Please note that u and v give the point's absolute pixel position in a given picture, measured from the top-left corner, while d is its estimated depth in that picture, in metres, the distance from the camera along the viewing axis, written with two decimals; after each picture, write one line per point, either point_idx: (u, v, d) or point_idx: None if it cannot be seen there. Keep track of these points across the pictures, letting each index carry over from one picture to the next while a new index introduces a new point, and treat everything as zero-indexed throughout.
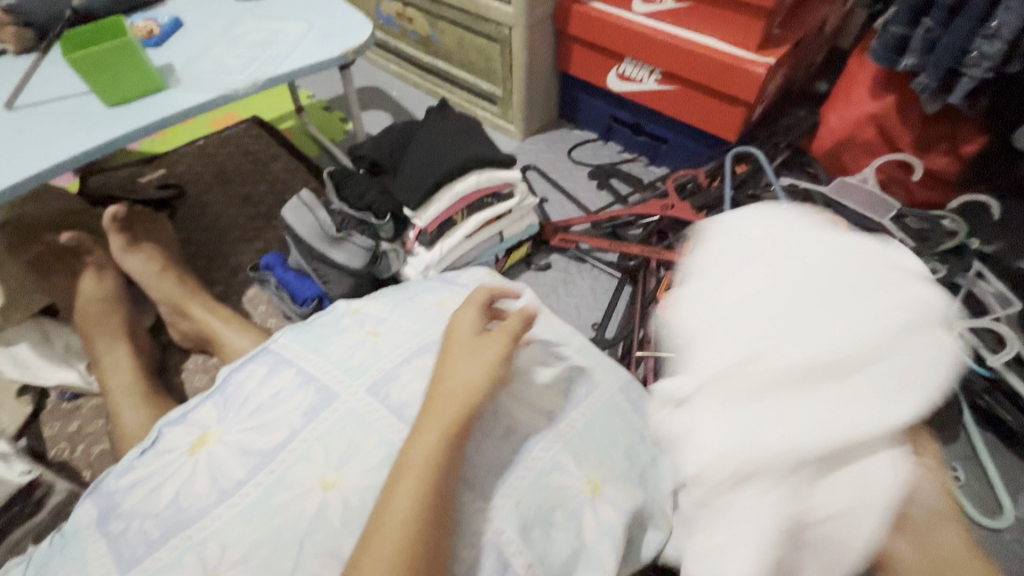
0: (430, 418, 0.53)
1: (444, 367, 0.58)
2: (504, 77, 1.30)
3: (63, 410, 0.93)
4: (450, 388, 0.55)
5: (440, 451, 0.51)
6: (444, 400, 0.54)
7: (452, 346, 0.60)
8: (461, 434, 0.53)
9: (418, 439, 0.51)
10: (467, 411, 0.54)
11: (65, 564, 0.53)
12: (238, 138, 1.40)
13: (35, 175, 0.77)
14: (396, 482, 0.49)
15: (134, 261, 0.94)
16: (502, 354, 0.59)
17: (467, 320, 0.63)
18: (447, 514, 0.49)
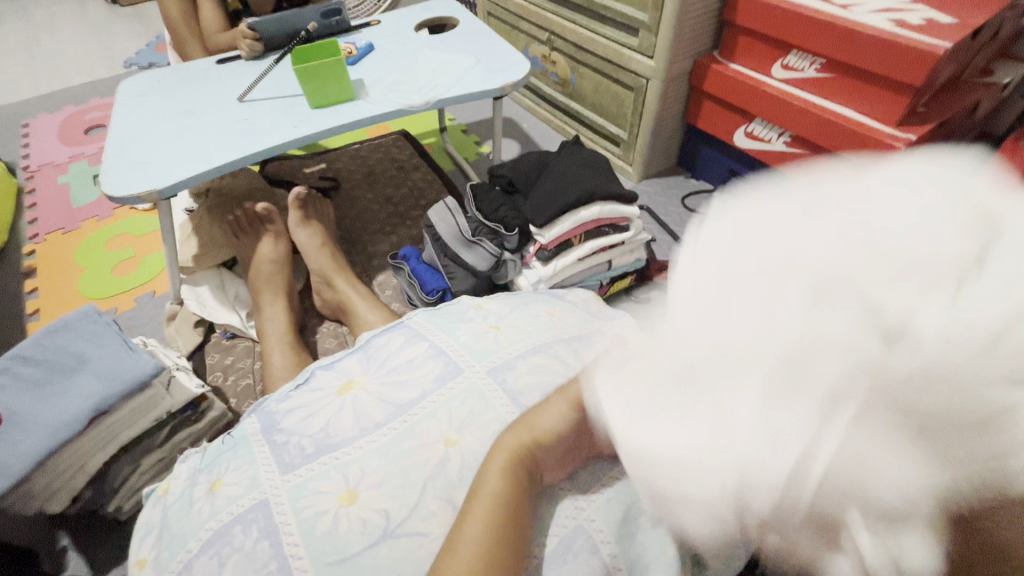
0: (500, 451, 0.57)
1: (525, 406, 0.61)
2: (633, 122, 1.39)
3: (222, 345, 1.11)
4: (522, 427, 0.58)
5: (506, 482, 0.55)
6: (511, 439, 0.58)
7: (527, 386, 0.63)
8: (530, 469, 0.57)
9: (487, 470, 0.56)
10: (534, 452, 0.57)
11: (236, 459, 0.65)
12: (388, 147, 1.61)
13: (253, 154, 0.97)
14: (466, 511, 0.54)
15: (303, 233, 1.14)
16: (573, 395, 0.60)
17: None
18: (516, 541, 0.53)
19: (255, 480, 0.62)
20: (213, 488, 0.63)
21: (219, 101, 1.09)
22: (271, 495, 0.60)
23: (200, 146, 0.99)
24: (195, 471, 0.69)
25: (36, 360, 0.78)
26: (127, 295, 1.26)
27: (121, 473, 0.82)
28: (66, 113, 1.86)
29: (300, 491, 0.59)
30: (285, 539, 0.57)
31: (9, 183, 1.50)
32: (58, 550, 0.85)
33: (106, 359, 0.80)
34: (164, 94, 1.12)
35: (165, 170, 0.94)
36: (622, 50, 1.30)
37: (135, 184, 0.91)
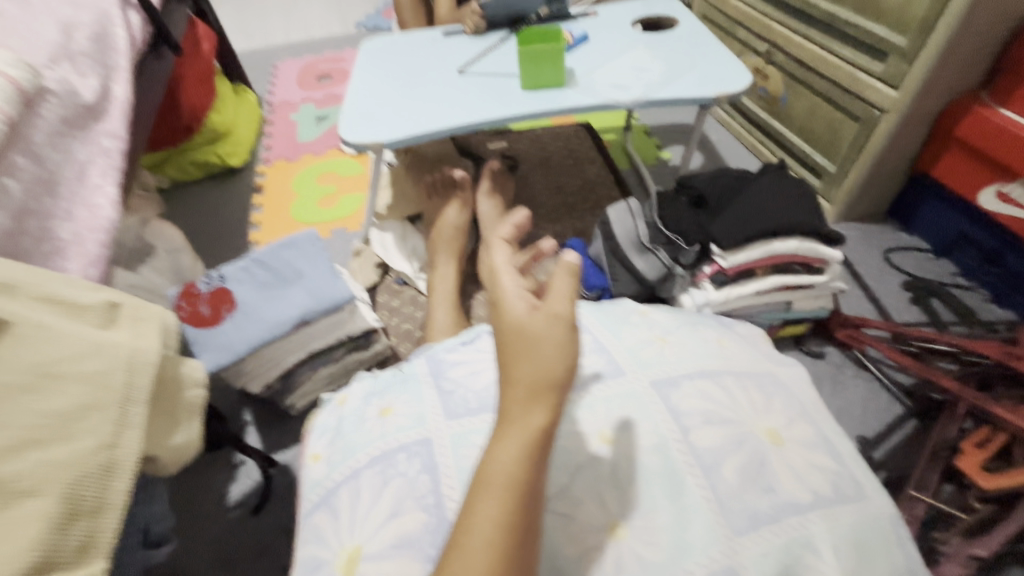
0: (508, 428, 0.51)
1: (512, 362, 0.53)
2: (846, 156, 1.24)
3: (393, 289, 1.23)
4: (519, 389, 0.51)
5: (522, 461, 0.49)
6: (517, 409, 0.51)
7: (506, 339, 0.54)
8: (545, 441, 0.51)
9: (499, 450, 0.50)
10: (545, 417, 0.51)
11: (405, 394, 0.73)
12: (568, 136, 1.64)
13: (462, 125, 1.05)
14: (478, 495, 0.49)
15: (486, 204, 1.21)
16: (562, 346, 0.52)
17: (516, 303, 0.56)
18: (535, 516, 0.49)
19: (422, 417, 0.68)
20: (383, 413, 0.71)
21: (442, 71, 1.19)
22: (434, 436, 0.66)
23: (421, 110, 1.09)
24: (368, 395, 0.77)
25: (268, 266, 0.93)
26: (325, 225, 1.45)
27: (303, 376, 0.96)
28: (305, 61, 2.17)
29: (460, 441, 0.65)
30: (443, 480, 0.62)
31: (257, 113, 1.80)
32: (242, 423, 1.03)
33: (318, 281, 0.92)
34: (397, 57, 1.25)
35: (390, 126, 1.05)
36: (859, 76, 1.16)
37: (364, 135, 1.03)
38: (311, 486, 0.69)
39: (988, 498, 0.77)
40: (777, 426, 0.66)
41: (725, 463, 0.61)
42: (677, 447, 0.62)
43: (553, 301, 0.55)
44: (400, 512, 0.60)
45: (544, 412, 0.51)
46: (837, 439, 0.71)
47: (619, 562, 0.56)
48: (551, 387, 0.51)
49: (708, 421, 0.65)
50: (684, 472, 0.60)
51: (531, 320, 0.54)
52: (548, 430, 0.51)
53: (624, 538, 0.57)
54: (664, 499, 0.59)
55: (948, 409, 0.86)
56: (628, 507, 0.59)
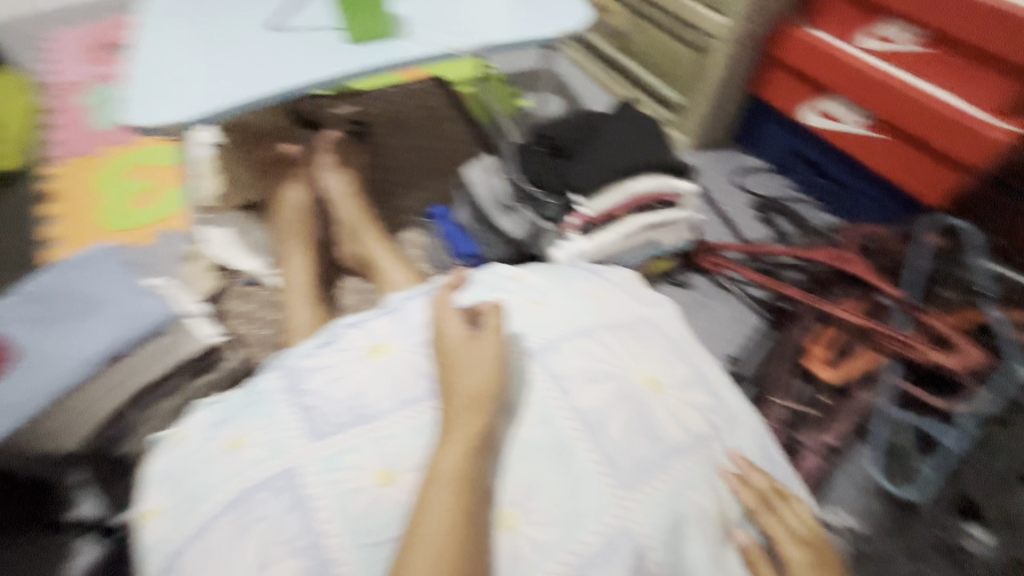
0: (450, 432, 0.54)
1: (452, 377, 0.58)
2: (692, 87, 1.27)
3: (241, 292, 1.07)
4: (460, 399, 0.56)
5: (465, 459, 0.52)
6: (458, 412, 0.55)
7: (447, 356, 0.60)
8: (483, 444, 0.55)
9: (445, 450, 0.53)
10: (484, 418, 0.55)
11: (259, 420, 0.60)
12: (422, 93, 1.51)
13: (281, 91, 0.89)
14: (428, 495, 0.51)
15: (334, 178, 1.07)
16: (496, 360, 0.59)
17: (453, 327, 0.62)
18: (482, 511, 0.52)
19: (282, 446, 0.57)
20: (234, 448, 0.58)
21: (248, 28, 1.00)
22: (300, 464, 0.56)
23: (226, 78, 0.91)
24: (212, 425, 0.62)
25: (69, 296, 0.78)
26: (144, 230, 1.22)
27: (134, 419, 0.80)
28: (87, 29, 1.76)
29: (333, 463, 0.56)
30: (316, 515, 0.53)
31: (26, 100, 1.43)
32: None
33: (122, 304, 0.77)
34: (189, 14, 1.03)
35: (188, 101, 0.86)
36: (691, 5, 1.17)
37: (158, 114, 0.84)
38: (151, 552, 0.57)
39: (836, 390, 0.86)
40: (656, 373, 0.66)
41: (610, 421, 0.59)
42: (563, 414, 0.59)
43: (485, 327, 0.62)
44: (268, 563, 0.51)
45: (484, 415, 0.55)
46: (707, 369, 0.73)
47: (516, 553, 0.52)
48: (487, 396, 0.56)
49: (593, 379, 0.63)
50: (572, 438, 0.58)
51: (466, 342, 0.60)
52: (487, 433, 0.55)
53: (517, 527, 0.53)
54: (556, 473, 0.55)
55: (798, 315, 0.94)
56: (520, 492, 0.55)
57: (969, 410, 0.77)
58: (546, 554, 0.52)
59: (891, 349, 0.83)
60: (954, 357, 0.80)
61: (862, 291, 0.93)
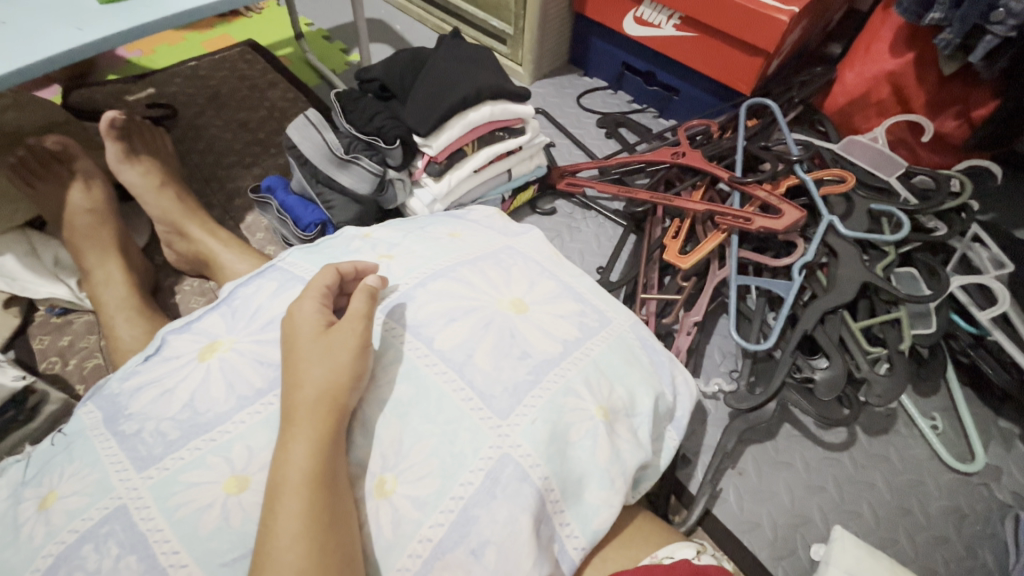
0: (296, 428, 0.48)
1: (297, 371, 0.50)
2: (517, 14, 1.25)
3: (53, 324, 0.90)
4: (307, 393, 0.49)
5: (316, 458, 0.47)
6: (306, 409, 0.48)
7: (296, 347, 0.52)
8: (341, 432, 0.49)
9: (289, 452, 0.47)
10: (336, 412, 0.49)
11: (73, 463, 0.51)
12: (233, 62, 1.33)
13: (16, 70, 0.72)
14: (275, 504, 0.45)
15: (131, 173, 0.92)
16: (357, 348, 0.52)
17: (307, 314, 0.53)
18: (345, 504, 0.47)
19: (103, 484, 0.49)
20: (44, 504, 0.49)
21: None
22: (129, 498, 0.48)
23: None
24: (16, 487, 0.53)
25: None
26: None
27: None
28: None
29: (168, 488, 0.49)
30: (158, 549, 0.46)
31: None
32: None
33: None
34: None
35: None
36: None
37: None
38: None
39: (692, 274, 0.92)
40: (519, 294, 0.66)
41: (476, 352, 0.58)
42: (424, 362, 0.57)
43: (349, 314, 0.54)
44: None
45: (338, 405, 0.49)
46: (574, 282, 0.74)
47: (396, 518, 0.50)
48: (343, 386, 0.50)
49: (451, 319, 0.61)
50: (437, 382, 0.56)
51: (322, 331, 0.52)
52: (343, 422, 0.50)
53: (393, 492, 0.51)
54: (425, 424, 0.53)
55: (651, 214, 0.99)
56: (391, 456, 0.52)
57: (796, 262, 0.84)
58: (427, 509, 0.50)
59: (731, 225, 0.89)
60: (782, 220, 0.87)
61: (702, 181, 1.00)
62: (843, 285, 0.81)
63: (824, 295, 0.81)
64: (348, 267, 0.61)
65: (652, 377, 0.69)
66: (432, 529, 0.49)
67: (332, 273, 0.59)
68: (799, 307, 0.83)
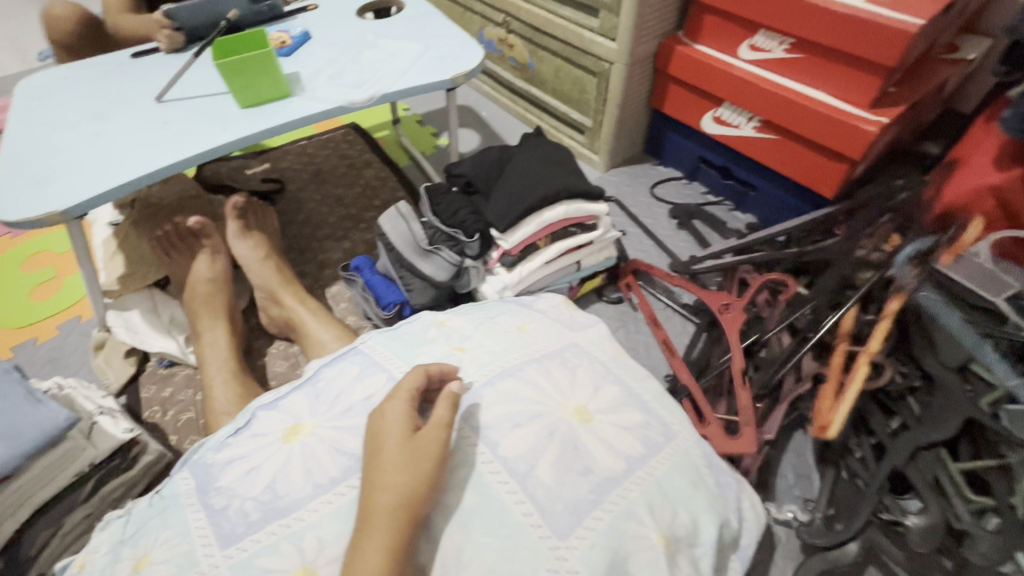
0: (372, 532, 0.50)
1: (378, 473, 0.53)
2: (596, 110, 1.32)
3: (159, 375, 1.01)
4: (385, 497, 0.51)
5: (387, 566, 0.48)
6: (383, 514, 0.51)
7: (381, 449, 0.55)
8: (410, 540, 0.51)
9: (362, 558, 0.48)
10: (410, 519, 0.51)
11: (166, 530, 0.57)
12: (336, 143, 1.50)
13: (172, 165, 0.86)
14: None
15: (243, 246, 1.04)
16: (437, 457, 0.54)
17: (396, 416, 0.57)
18: None
19: (191, 556, 0.54)
20: (137, 568, 0.55)
21: (134, 102, 0.96)
22: (210, 575, 0.52)
23: (111, 156, 0.86)
24: (116, 545, 0.59)
25: None
26: (46, 323, 1.13)
27: (37, 540, 0.72)
28: None
29: (245, 569, 0.52)
30: None
31: None
32: None
33: (5, 416, 0.68)
34: (69, 95, 0.98)
35: (68, 187, 0.81)
36: (584, 34, 1.22)
37: (32, 207, 0.78)
38: None
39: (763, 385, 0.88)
40: (585, 402, 0.66)
41: (539, 464, 0.58)
42: (490, 469, 0.58)
43: (432, 420, 0.57)
44: None
45: (411, 512, 0.51)
46: (639, 389, 0.73)
47: None
48: (419, 494, 0.52)
49: (517, 425, 0.62)
50: (499, 492, 0.56)
51: (406, 436, 0.55)
52: (413, 530, 0.51)
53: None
54: (484, 536, 0.54)
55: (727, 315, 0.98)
56: (449, 566, 0.53)
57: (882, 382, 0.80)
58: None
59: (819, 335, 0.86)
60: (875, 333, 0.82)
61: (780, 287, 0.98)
62: (937, 417, 0.72)
63: (917, 426, 0.74)
64: (434, 370, 0.64)
65: (718, 501, 0.65)
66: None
67: (420, 374, 0.62)
68: (887, 437, 0.77)
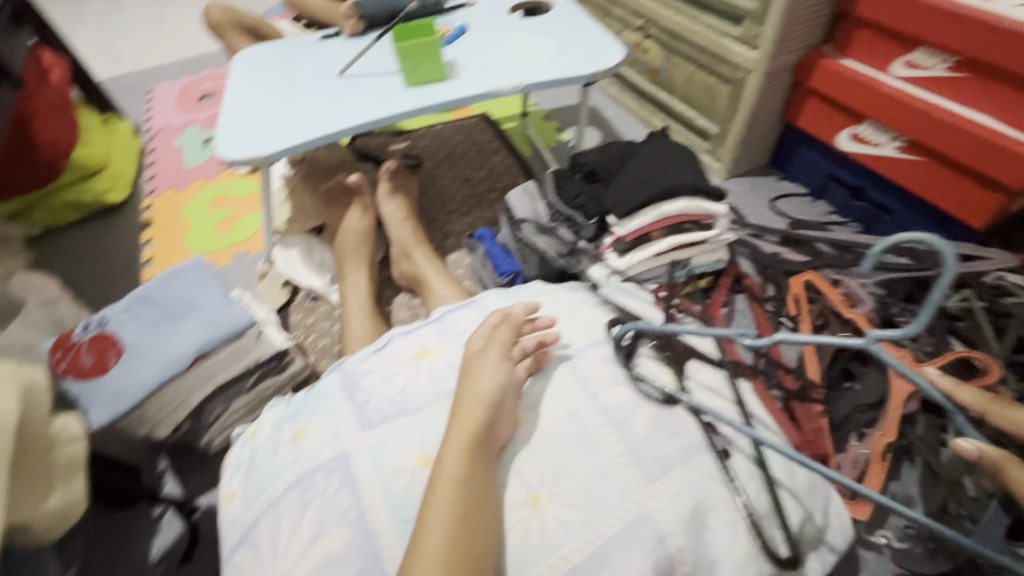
0: (450, 436, 0.58)
1: (456, 391, 0.62)
2: (725, 117, 1.33)
3: (305, 306, 1.19)
4: (463, 407, 0.60)
5: (465, 461, 0.56)
6: (460, 419, 0.59)
7: (461, 370, 0.64)
8: (486, 446, 0.58)
9: (446, 454, 0.57)
10: (484, 427, 0.59)
11: (318, 412, 0.70)
12: (469, 129, 1.63)
13: (349, 129, 1.02)
14: (432, 494, 0.55)
15: (388, 206, 1.20)
16: (504, 376, 0.63)
17: (472, 344, 0.67)
18: (485, 508, 0.55)
19: (337, 432, 0.66)
20: (297, 436, 0.68)
21: (322, 75, 1.15)
22: (352, 448, 0.64)
23: (306, 116, 1.05)
24: (280, 418, 0.74)
25: (154, 301, 0.86)
26: (226, 251, 1.38)
27: (216, 410, 0.90)
28: (183, 81, 2.03)
29: (378, 449, 0.63)
30: (364, 492, 0.60)
31: (135, 142, 1.67)
32: (157, 472, 0.96)
33: (211, 308, 0.87)
34: (273, 66, 1.19)
35: (272, 138, 1.01)
36: (724, 41, 1.24)
37: (245, 151, 0.98)
38: (229, 526, 0.65)
39: (860, 405, 0.88)
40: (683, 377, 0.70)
41: (636, 418, 0.64)
42: (588, 411, 0.64)
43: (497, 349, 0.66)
44: (324, 532, 0.58)
45: (482, 421, 0.59)
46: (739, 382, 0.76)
47: (542, 531, 0.56)
48: (488, 405, 0.60)
49: (617, 382, 0.67)
50: (597, 431, 0.62)
51: (474, 360, 0.65)
52: (487, 438, 0.59)
53: (545, 507, 0.57)
54: (580, 462, 0.60)
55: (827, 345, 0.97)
56: (547, 478, 0.59)
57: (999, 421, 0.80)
58: (572, 533, 0.56)
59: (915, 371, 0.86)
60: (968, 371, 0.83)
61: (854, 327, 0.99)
62: None
63: None
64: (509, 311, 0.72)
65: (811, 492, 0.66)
66: (573, 553, 0.55)
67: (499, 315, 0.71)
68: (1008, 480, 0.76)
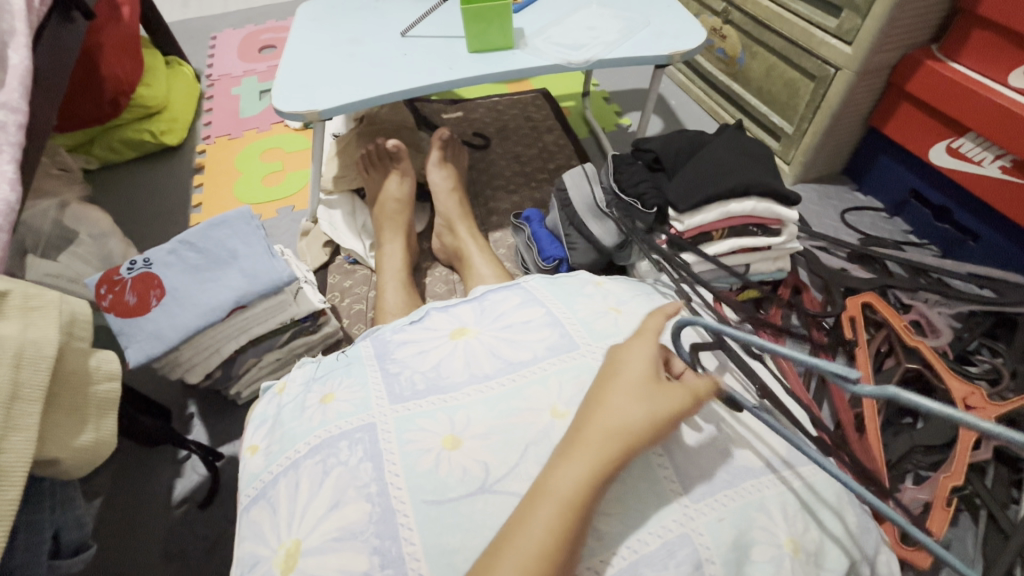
0: (579, 451, 0.49)
1: (600, 401, 0.52)
2: (803, 116, 1.23)
3: (344, 268, 1.18)
4: (602, 423, 0.51)
5: (585, 486, 0.48)
6: (597, 435, 0.50)
7: (617, 378, 0.53)
8: (610, 473, 0.50)
9: (565, 468, 0.49)
10: (621, 455, 0.50)
11: (348, 378, 0.68)
12: (525, 104, 1.58)
13: (406, 91, 0.98)
14: (533, 504, 0.48)
15: (436, 176, 1.17)
16: (674, 416, 0.52)
17: (645, 356, 0.55)
18: (580, 538, 0.48)
19: (366, 401, 0.64)
20: (325, 399, 0.66)
21: (385, 33, 1.11)
22: (378, 421, 0.62)
23: (364, 74, 1.02)
24: (310, 378, 0.73)
25: (198, 248, 0.86)
26: (271, 205, 1.38)
27: (246, 363, 0.91)
28: (246, 31, 2.03)
29: (405, 424, 0.61)
30: (386, 466, 0.58)
31: (195, 87, 1.68)
32: (186, 416, 0.98)
33: (251, 260, 0.86)
34: (336, 20, 1.16)
35: (328, 93, 0.98)
36: (815, 32, 1.14)
37: (300, 104, 0.96)
38: (248, 479, 0.64)
39: (919, 445, 0.82)
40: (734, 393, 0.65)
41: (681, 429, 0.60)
42: None
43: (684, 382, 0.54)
44: (342, 502, 0.56)
45: (620, 444, 0.50)
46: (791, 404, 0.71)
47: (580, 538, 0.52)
48: (638, 433, 0.50)
49: None
50: None
51: (644, 377, 0.53)
52: (617, 464, 0.50)
53: None
54: (618, 468, 0.56)
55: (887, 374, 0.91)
56: None
57: None
58: (605, 543, 0.52)
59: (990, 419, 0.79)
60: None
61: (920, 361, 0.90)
62: None
63: None
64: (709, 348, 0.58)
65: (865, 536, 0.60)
66: (603, 564, 0.51)
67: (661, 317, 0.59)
68: None
